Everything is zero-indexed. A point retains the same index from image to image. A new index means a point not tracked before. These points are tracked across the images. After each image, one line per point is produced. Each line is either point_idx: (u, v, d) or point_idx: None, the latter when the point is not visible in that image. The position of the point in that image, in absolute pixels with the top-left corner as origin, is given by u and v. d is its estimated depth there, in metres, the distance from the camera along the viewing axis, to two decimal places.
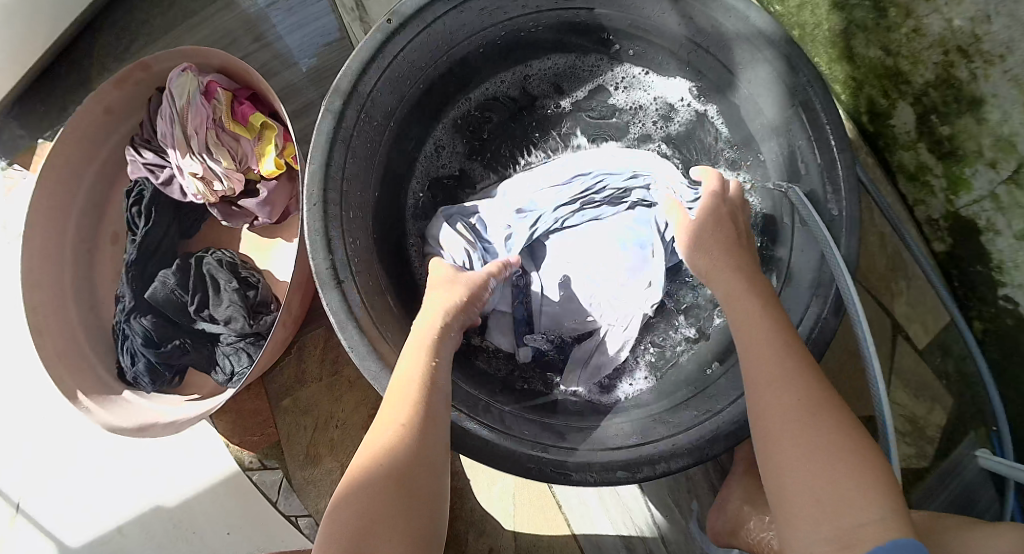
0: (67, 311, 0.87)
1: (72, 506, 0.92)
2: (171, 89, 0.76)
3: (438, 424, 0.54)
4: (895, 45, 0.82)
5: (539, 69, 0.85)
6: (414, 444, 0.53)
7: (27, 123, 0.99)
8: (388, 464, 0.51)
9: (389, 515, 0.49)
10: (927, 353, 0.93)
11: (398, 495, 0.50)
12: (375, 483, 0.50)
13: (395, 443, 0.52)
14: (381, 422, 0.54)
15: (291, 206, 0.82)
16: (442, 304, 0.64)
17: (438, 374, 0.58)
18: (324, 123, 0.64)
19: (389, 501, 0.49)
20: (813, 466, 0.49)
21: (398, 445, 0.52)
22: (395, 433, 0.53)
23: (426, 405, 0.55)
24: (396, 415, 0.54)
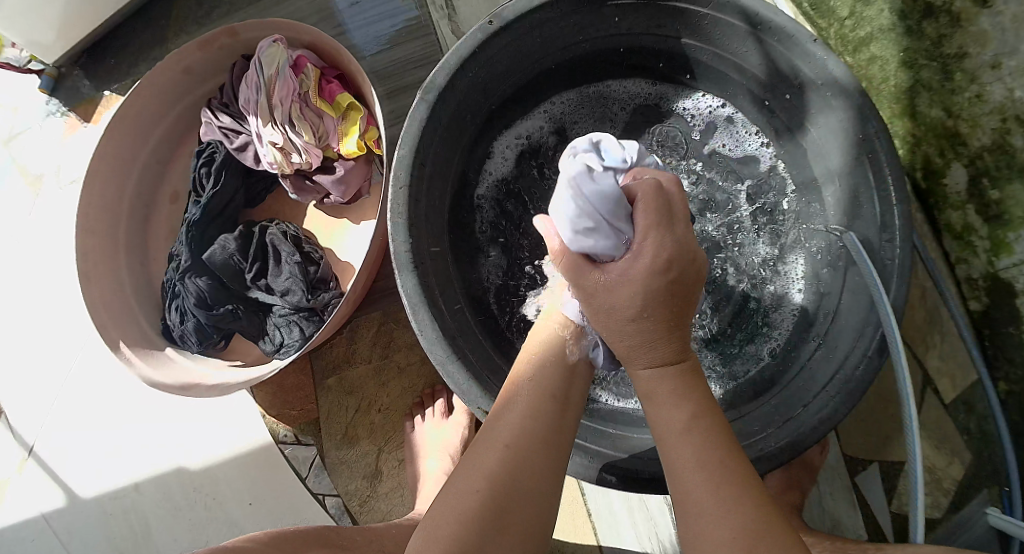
0: (118, 263, 0.87)
1: (91, 458, 0.91)
2: (261, 58, 0.76)
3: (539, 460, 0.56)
4: (957, 107, 0.84)
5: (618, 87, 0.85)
6: (539, 465, 0.55)
7: (95, 75, 1.00)
8: (488, 476, 0.54)
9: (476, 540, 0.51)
10: (951, 408, 0.92)
11: (493, 527, 0.52)
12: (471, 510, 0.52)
13: (515, 440, 0.56)
14: (492, 429, 0.57)
15: (364, 190, 0.83)
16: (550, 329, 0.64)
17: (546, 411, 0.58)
18: (420, 107, 0.65)
19: (481, 534, 0.51)
20: (718, 527, 0.49)
21: (517, 451, 0.55)
22: (506, 428, 0.57)
23: (530, 441, 0.56)
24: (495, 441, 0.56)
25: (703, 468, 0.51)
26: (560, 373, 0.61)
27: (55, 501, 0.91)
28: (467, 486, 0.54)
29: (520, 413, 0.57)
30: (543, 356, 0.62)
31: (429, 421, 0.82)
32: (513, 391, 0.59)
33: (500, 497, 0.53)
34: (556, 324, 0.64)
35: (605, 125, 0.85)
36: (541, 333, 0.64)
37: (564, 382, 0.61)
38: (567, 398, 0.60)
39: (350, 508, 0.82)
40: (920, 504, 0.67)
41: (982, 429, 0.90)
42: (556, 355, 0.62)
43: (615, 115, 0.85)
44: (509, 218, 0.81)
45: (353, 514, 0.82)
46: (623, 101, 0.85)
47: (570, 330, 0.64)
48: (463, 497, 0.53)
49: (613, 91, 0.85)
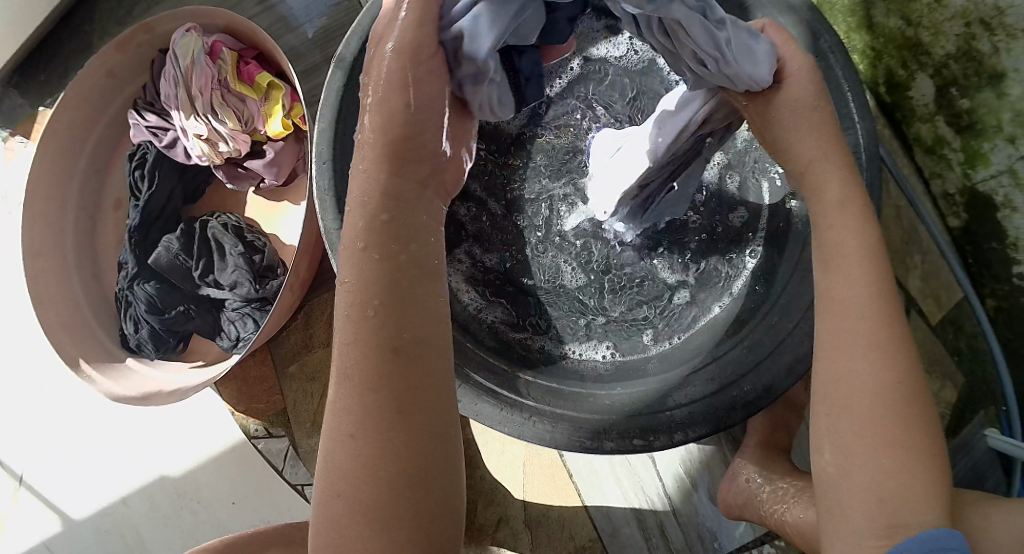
0: (70, 279, 0.86)
1: (75, 477, 0.91)
2: (175, 49, 0.74)
3: (420, 399, 0.39)
4: (916, 15, 0.79)
5: None
6: (400, 455, 0.38)
7: (27, 91, 0.97)
8: (344, 466, 0.38)
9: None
10: (939, 329, 0.88)
11: (382, 532, 0.37)
12: (346, 526, 0.38)
13: (358, 448, 0.38)
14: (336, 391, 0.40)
15: (299, 168, 0.80)
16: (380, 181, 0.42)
17: (398, 311, 0.39)
18: (337, 72, 0.63)
19: (370, 545, 0.37)
20: (868, 477, 0.45)
21: (367, 441, 0.38)
22: (343, 434, 0.39)
23: (390, 374, 0.38)
24: (343, 413, 0.39)
25: (904, 403, 0.46)
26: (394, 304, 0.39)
27: (48, 526, 0.90)
28: (331, 499, 0.39)
29: (350, 410, 0.38)
30: (354, 294, 0.40)
31: None
32: (345, 358, 0.40)
33: (372, 501, 0.37)
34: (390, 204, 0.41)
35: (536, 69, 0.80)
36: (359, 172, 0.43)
37: (383, 310, 0.39)
38: (397, 339, 0.39)
39: None
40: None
41: (973, 347, 0.87)
42: (367, 258, 0.40)
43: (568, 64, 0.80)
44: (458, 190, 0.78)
45: None
46: None
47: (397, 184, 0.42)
48: (330, 509, 0.39)
49: None
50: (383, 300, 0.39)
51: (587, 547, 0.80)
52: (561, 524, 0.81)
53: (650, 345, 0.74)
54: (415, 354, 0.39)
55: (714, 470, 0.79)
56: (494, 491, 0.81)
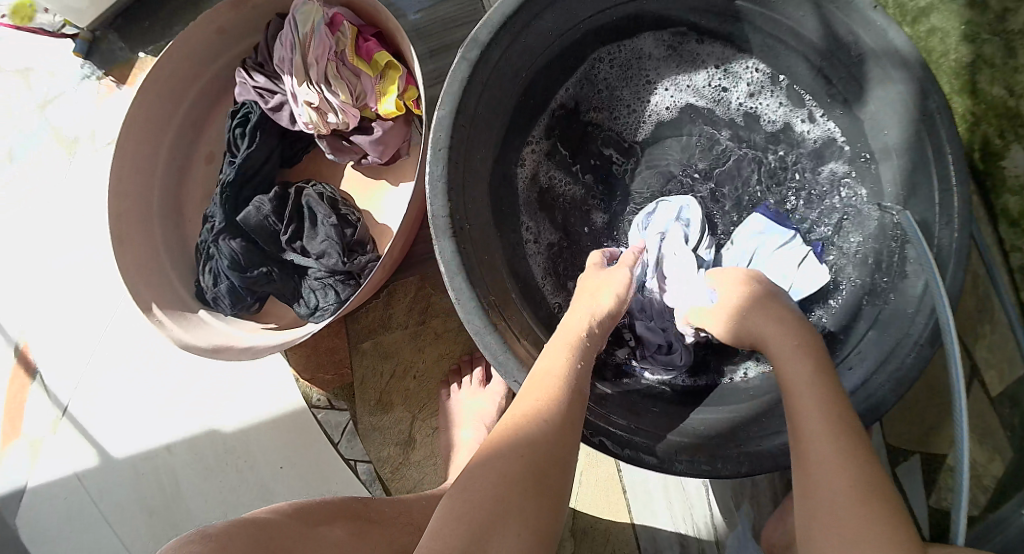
0: (152, 224, 0.87)
1: (122, 419, 0.92)
2: (296, 15, 0.75)
3: (573, 424, 0.53)
4: (1019, 86, 0.79)
5: (655, 48, 0.82)
6: (559, 453, 0.52)
7: (127, 36, 0.98)
8: (522, 441, 0.51)
9: (515, 503, 0.48)
10: (996, 404, 0.86)
11: (531, 488, 0.49)
12: (509, 470, 0.50)
13: (528, 439, 0.51)
14: (525, 394, 0.54)
15: (403, 150, 0.80)
16: (590, 308, 0.63)
17: (581, 377, 0.57)
18: (462, 63, 0.63)
19: (519, 493, 0.48)
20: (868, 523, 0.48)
21: (545, 437, 0.52)
22: (526, 422, 0.52)
23: (567, 403, 0.54)
24: (530, 403, 0.54)
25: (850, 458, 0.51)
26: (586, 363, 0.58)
27: (90, 461, 0.92)
28: (499, 461, 0.50)
29: (535, 410, 0.53)
30: (564, 388, 0.55)
31: (464, 390, 0.81)
32: (537, 387, 0.54)
33: (531, 467, 0.50)
34: (591, 318, 0.62)
35: (676, 77, 0.83)
36: (596, 307, 0.63)
37: (586, 370, 0.58)
38: (582, 386, 0.56)
39: (382, 475, 0.81)
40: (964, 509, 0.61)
41: None
42: (579, 345, 0.59)
43: (707, 80, 0.83)
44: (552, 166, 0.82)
45: (385, 482, 0.81)
46: (659, 59, 0.82)
47: (599, 323, 0.62)
48: (494, 466, 0.50)
49: (651, 53, 0.82)
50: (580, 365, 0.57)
51: None
52: (606, 538, 0.82)
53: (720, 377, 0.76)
54: (575, 404, 0.55)
55: (763, 507, 0.79)
56: None
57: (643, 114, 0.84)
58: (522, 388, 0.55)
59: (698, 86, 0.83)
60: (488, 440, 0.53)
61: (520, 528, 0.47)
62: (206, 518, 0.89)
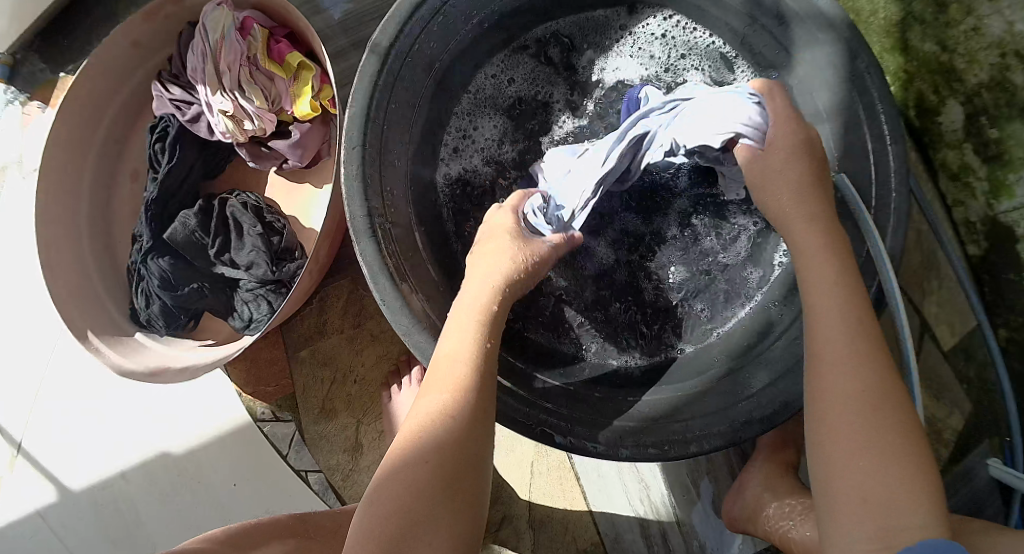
0: (82, 248, 0.85)
1: (74, 449, 0.90)
2: (205, 22, 0.72)
3: (487, 412, 0.50)
4: (952, 42, 0.77)
5: (580, 22, 0.79)
6: (474, 449, 0.49)
7: (48, 56, 0.96)
8: (432, 443, 0.48)
9: (431, 511, 0.46)
10: (951, 356, 0.86)
11: (445, 493, 0.47)
12: (421, 475, 0.47)
13: (442, 439, 0.48)
14: (432, 384, 0.51)
15: (324, 151, 0.79)
16: (502, 264, 0.57)
17: (490, 356, 0.53)
18: (370, 59, 0.61)
19: (434, 497, 0.47)
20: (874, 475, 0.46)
21: (455, 429, 0.49)
22: (437, 419, 0.49)
23: (475, 390, 0.50)
24: (439, 395, 0.50)
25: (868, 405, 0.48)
26: (495, 327, 0.55)
27: (42, 496, 0.89)
28: (410, 464, 0.48)
29: (443, 403, 0.50)
30: (470, 374, 0.51)
31: (406, 390, 0.80)
32: (444, 372, 0.51)
33: (441, 469, 0.48)
34: (501, 275, 0.57)
35: (606, 52, 0.79)
36: (495, 270, 0.57)
37: (495, 339, 0.54)
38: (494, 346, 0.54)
39: (333, 484, 0.80)
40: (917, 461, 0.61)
41: (982, 376, 0.84)
42: (486, 313, 0.55)
43: (658, 42, 0.78)
44: (482, 123, 0.78)
45: (337, 490, 0.80)
46: (584, 33, 0.79)
47: (509, 283, 0.57)
48: (411, 467, 0.48)
49: (578, 29, 0.79)
50: (490, 341, 0.54)
51: (590, 549, 0.80)
52: (566, 527, 0.81)
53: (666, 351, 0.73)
54: (488, 385, 0.52)
55: (720, 480, 0.79)
56: (500, 489, 0.81)
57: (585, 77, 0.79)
58: (428, 372, 0.52)
59: (629, 50, 0.78)
60: (402, 430, 0.51)
61: (436, 538, 0.45)
62: (166, 540, 0.87)
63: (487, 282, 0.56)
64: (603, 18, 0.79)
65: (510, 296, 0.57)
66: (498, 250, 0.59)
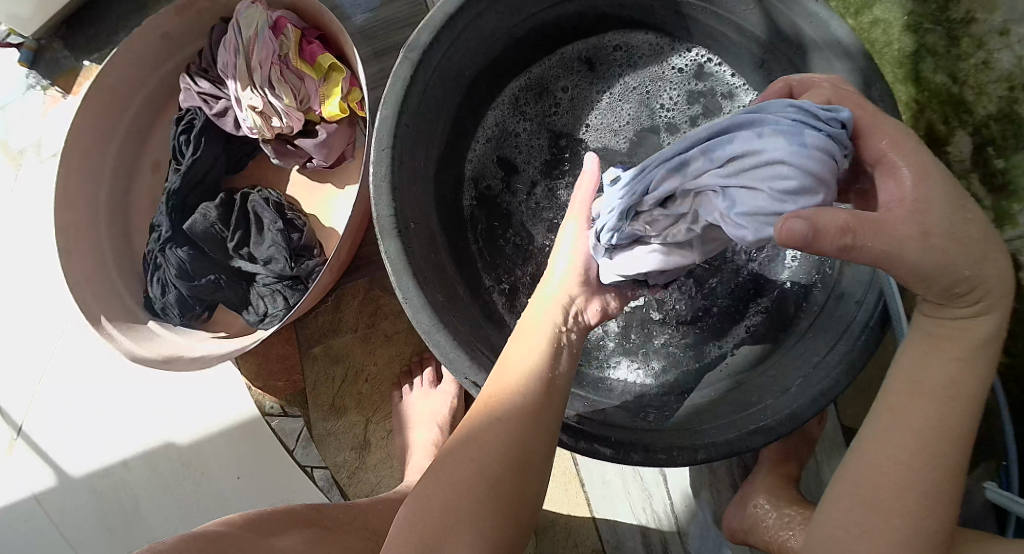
0: (99, 235, 0.85)
1: (78, 436, 0.90)
2: (240, 18, 0.74)
3: (554, 399, 0.55)
4: (963, 74, 0.79)
5: (598, 46, 0.82)
6: (541, 430, 0.53)
7: (74, 45, 0.96)
8: (504, 418, 0.53)
9: (499, 476, 0.51)
10: None
11: (512, 461, 0.52)
12: (491, 442, 0.52)
13: (512, 415, 0.53)
14: (505, 366, 0.56)
15: (348, 153, 0.80)
16: (573, 276, 0.62)
17: (559, 356, 0.58)
18: (402, 66, 0.61)
19: (502, 465, 0.52)
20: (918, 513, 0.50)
21: (528, 410, 0.53)
22: (509, 396, 0.54)
23: (546, 381, 0.55)
24: (512, 376, 0.55)
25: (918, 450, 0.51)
26: (554, 350, 0.57)
27: (44, 481, 0.89)
28: (483, 431, 0.53)
29: (496, 406, 0.53)
30: (541, 366, 0.56)
31: (417, 390, 0.82)
32: (504, 383, 0.54)
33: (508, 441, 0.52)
34: (564, 296, 0.61)
35: (621, 77, 0.81)
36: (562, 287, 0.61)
37: (555, 362, 0.57)
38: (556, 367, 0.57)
39: (338, 481, 0.80)
40: None
41: (981, 402, 0.86)
42: (558, 319, 0.60)
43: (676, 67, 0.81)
44: (500, 138, 0.81)
45: (342, 486, 0.80)
46: (600, 56, 0.82)
47: (574, 303, 0.61)
48: (483, 435, 0.53)
49: (595, 53, 0.82)
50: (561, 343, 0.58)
51: None
52: (567, 533, 0.81)
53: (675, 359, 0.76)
54: (555, 376, 0.57)
55: (722, 493, 0.80)
56: None
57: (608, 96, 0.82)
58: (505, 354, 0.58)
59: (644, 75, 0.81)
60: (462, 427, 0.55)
61: (497, 498, 0.50)
62: (166, 530, 0.87)
63: (549, 313, 0.60)
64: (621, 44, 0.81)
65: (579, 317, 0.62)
66: (556, 296, 0.61)
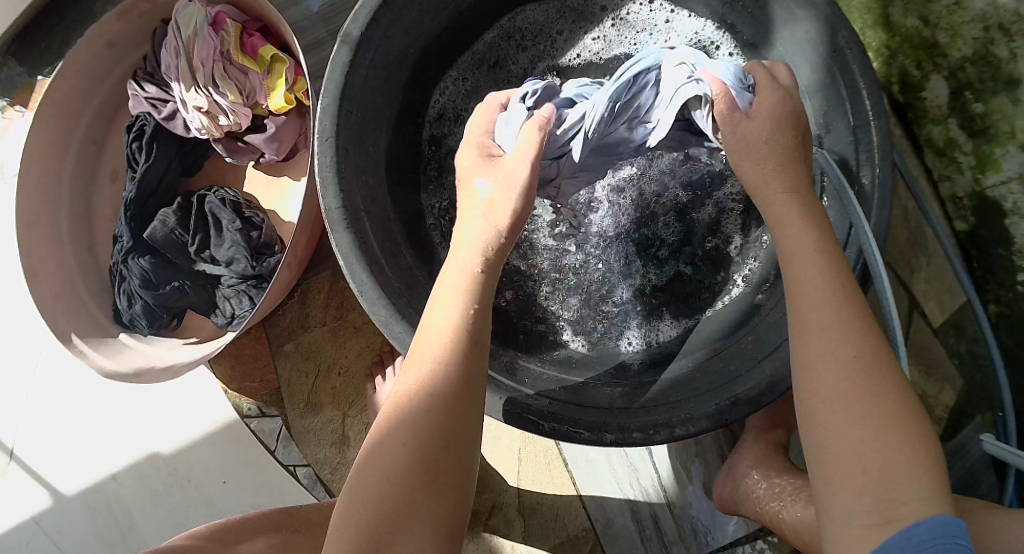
0: (64, 251, 0.84)
1: (66, 455, 0.89)
2: (177, 19, 0.72)
3: (469, 387, 0.48)
4: (935, 16, 0.77)
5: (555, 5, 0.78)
6: (452, 429, 0.47)
7: (24, 60, 0.94)
8: (410, 425, 0.46)
9: (409, 496, 0.44)
10: (941, 333, 0.85)
11: (422, 475, 0.45)
12: (397, 456, 0.46)
13: (419, 419, 0.47)
14: (414, 359, 0.49)
15: (300, 145, 0.78)
16: (484, 222, 0.55)
17: (477, 329, 0.51)
18: (340, 52, 0.59)
19: (407, 480, 0.45)
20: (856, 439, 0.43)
21: (433, 406, 0.47)
22: (415, 397, 0.48)
23: (457, 365, 0.48)
24: (418, 372, 0.48)
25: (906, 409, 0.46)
26: (477, 311, 0.51)
27: (35, 501, 0.89)
28: (388, 442, 0.47)
29: (401, 416, 0.47)
30: (451, 350, 0.49)
31: (389, 380, 0.79)
32: (428, 357, 0.49)
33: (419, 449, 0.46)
34: (479, 249, 0.53)
35: (583, 34, 0.78)
36: (478, 235, 0.54)
37: (486, 310, 0.52)
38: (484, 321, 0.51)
39: (322, 477, 0.80)
40: (907, 436, 0.60)
41: (973, 352, 0.84)
42: (472, 280, 0.52)
43: (649, 13, 0.77)
44: (462, 109, 0.78)
45: (326, 483, 0.80)
46: (559, 14, 0.78)
47: (491, 247, 0.54)
48: (388, 447, 0.46)
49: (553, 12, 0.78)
50: (478, 306, 0.51)
51: (580, 536, 0.80)
52: (555, 513, 0.80)
53: (658, 330, 0.74)
54: (469, 349, 0.50)
55: (710, 463, 0.79)
56: (490, 479, 0.81)
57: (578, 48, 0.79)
58: (411, 348, 0.50)
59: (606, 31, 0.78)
60: (380, 418, 0.49)
61: (413, 525, 0.44)
62: (160, 540, 0.87)
63: (477, 240, 0.54)
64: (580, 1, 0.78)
65: (499, 261, 0.54)
66: (487, 205, 0.55)
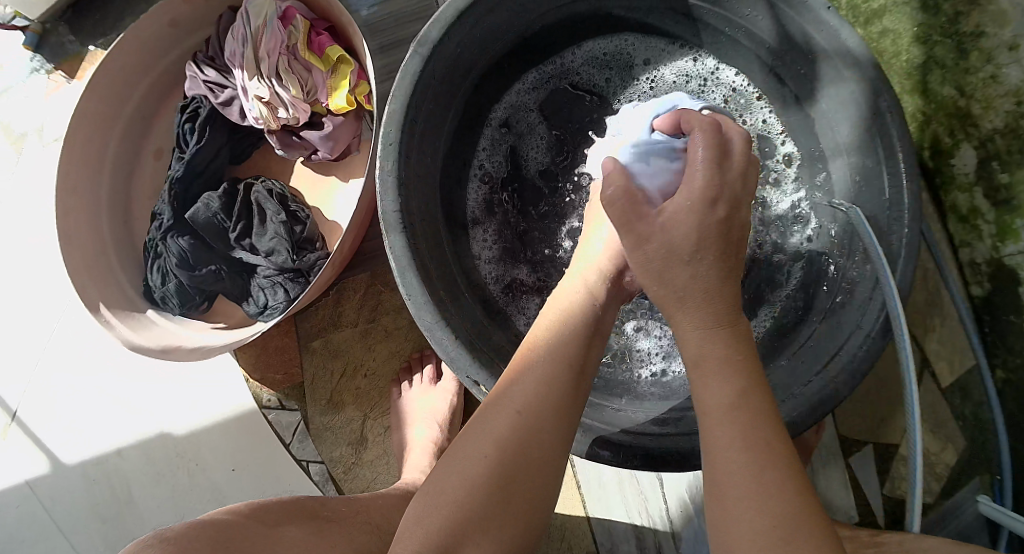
0: (100, 221, 0.85)
1: (74, 425, 0.89)
2: (248, 8, 0.73)
3: (561, 427, 0.53)
4: (970, 87, 0.79)
5: (604, 51, 0.81)
6: (540, 459, 0.53)
7: (79, 29, 0.95)
8: (505, 446, 0.52)
9: (490, 507, 0.51)
10: (949, 394, 0.87)
11: (507, 491, 0.52)
12: (487, 472, 0.52)
13: (515, 446, 0.52)
14: (509, 387, 0.54)
15: (354, 147, 0.79)
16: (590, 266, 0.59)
17: (576, 377, 0.55)
18: (411, 63, 0.61)
19: (494, 493, 0.51)
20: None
21: (528, 435, 0.52)
22: (511, 421, 0.53)
23: (554, 405, 0.53)
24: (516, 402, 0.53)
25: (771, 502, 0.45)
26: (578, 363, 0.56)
27: (38, 468, 0.89)
28: (482, 453, 0.53)
29: (497, 437, 0.53)
30: (553, 393, 0.53)
31: (417, 387, 0.82)
32: (527, 378, 0.54)
33: (508, 471, 0.52)
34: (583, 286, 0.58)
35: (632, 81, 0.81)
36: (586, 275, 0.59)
37: (585, 363, 0.57)
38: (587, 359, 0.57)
39: (334, 475, 0.80)
40: (915, 494, 0.61)
41: (978, 415, 0.86)
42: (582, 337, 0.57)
43: (688, 78, 0.81)
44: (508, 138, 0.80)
45: (337, 481, 0.80)
46: (608, 59, 0.81)
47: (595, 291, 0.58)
48: (481, 459, 0.52)
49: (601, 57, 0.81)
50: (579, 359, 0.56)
51: None
52: (561, 533, 0.81)
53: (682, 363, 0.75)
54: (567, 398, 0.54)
55: None
56: None
57: (620, 106, 0.81)
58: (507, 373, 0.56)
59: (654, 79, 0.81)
60: (482, 405, 0.55)
61: (490, 531, 0.51)
62: (160, 521, 0.87)
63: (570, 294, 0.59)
64: (628, 48, 0.81)
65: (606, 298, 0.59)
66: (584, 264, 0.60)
